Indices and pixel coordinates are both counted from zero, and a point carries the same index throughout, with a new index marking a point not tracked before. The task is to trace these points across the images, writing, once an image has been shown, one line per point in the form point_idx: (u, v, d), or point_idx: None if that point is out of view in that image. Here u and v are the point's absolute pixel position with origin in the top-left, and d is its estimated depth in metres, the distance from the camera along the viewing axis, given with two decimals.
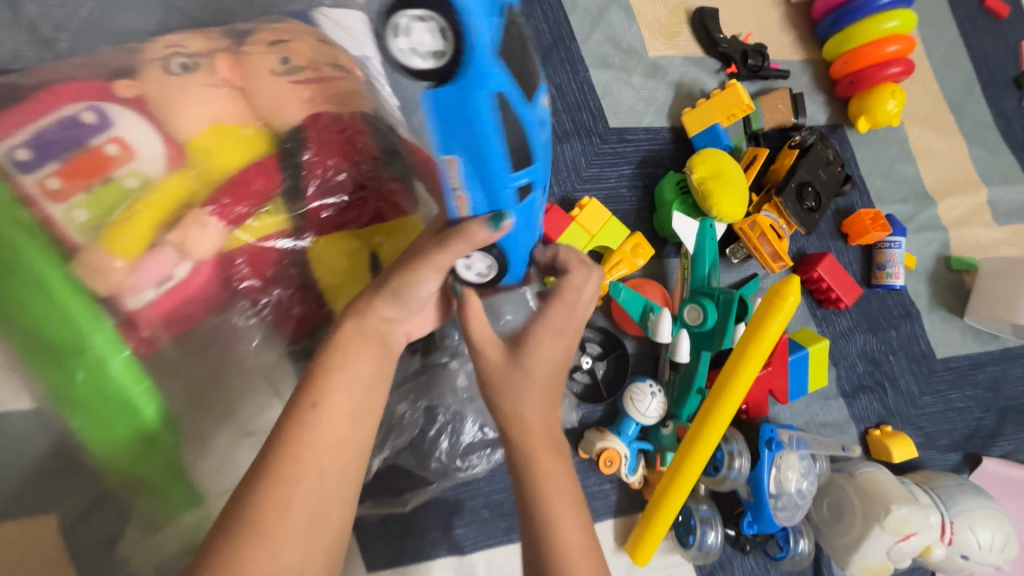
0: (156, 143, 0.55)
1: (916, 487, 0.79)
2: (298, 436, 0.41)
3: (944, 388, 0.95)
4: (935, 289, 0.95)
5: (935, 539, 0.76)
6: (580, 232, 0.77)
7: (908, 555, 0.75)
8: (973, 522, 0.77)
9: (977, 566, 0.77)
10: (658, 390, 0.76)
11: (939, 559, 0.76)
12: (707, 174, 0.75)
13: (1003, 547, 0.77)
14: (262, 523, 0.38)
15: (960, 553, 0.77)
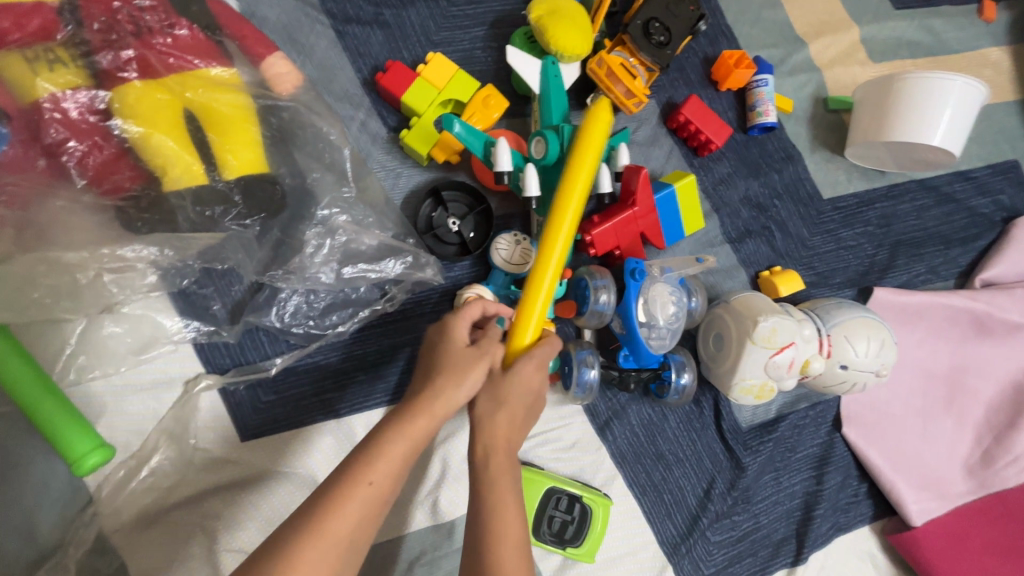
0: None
1: (793, 309, 0.80)
2: (423, 401, 0.52)
3: (835, 228, 0.95)
4: (815, 132, 0.95)
5: (810, 350, 0.76)
6: (427, 87, 0.76)
7: (786, 370, 0.76)
8: (847, 331, 0.77)
9: (856, 375, 0.78)
10: (524, 239, 0.77)
11: (818, 372, 0.77)
12: (544, 11, 0.74)
13: (879, 352, 0.78)
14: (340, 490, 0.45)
15: (838, 363, 0.77)
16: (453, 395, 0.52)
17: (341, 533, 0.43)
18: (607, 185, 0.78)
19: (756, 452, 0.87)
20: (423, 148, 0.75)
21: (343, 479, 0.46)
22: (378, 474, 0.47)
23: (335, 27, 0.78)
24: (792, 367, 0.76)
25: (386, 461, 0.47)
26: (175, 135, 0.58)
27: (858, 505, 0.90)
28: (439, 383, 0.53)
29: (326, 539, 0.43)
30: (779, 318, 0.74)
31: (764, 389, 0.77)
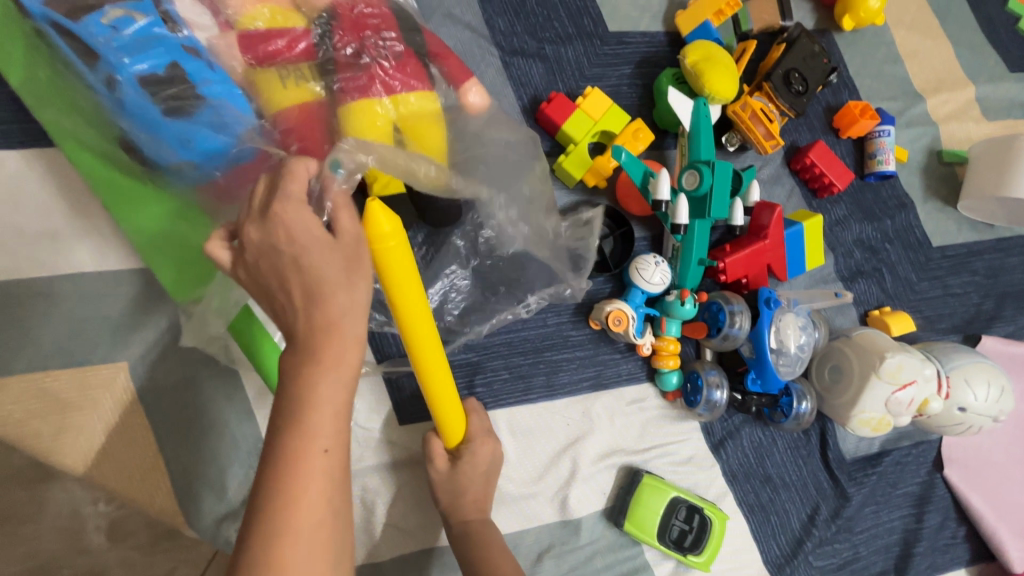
0: (201, 10, 0.61)
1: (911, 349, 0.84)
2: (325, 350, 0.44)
3: (943, 275, 0.99)
4: (927, 182, 1.00)
5: (932, 390, 0.80)
6: (584, 119, 0.83)
7: (906, 407, 0.79)
8: (967, 375, 0.81)
9: (973, 419, 0.82)
10: (663, 261, 0.83)
11: (936, 411, 0.81)
12: (699, 57, 0.82)
13: (997, 398, 0.81)
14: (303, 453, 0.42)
15: (956, 405, 0.81)
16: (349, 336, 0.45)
17: (315, 507, 0.41)
18: (740, 219, 0.85)
19: (860, 484, 0.90)
20: (577, 172, 0.83)
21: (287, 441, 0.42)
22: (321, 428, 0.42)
23: (503, 58, 0.87)
24: (912, 405, 0.80)
25: (325, 413, 0.43)
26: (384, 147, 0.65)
27: (956, 547, 0.92)
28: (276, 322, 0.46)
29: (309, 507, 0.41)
30: (904, 357, 0.79)
31: (882, 423, 0.81)
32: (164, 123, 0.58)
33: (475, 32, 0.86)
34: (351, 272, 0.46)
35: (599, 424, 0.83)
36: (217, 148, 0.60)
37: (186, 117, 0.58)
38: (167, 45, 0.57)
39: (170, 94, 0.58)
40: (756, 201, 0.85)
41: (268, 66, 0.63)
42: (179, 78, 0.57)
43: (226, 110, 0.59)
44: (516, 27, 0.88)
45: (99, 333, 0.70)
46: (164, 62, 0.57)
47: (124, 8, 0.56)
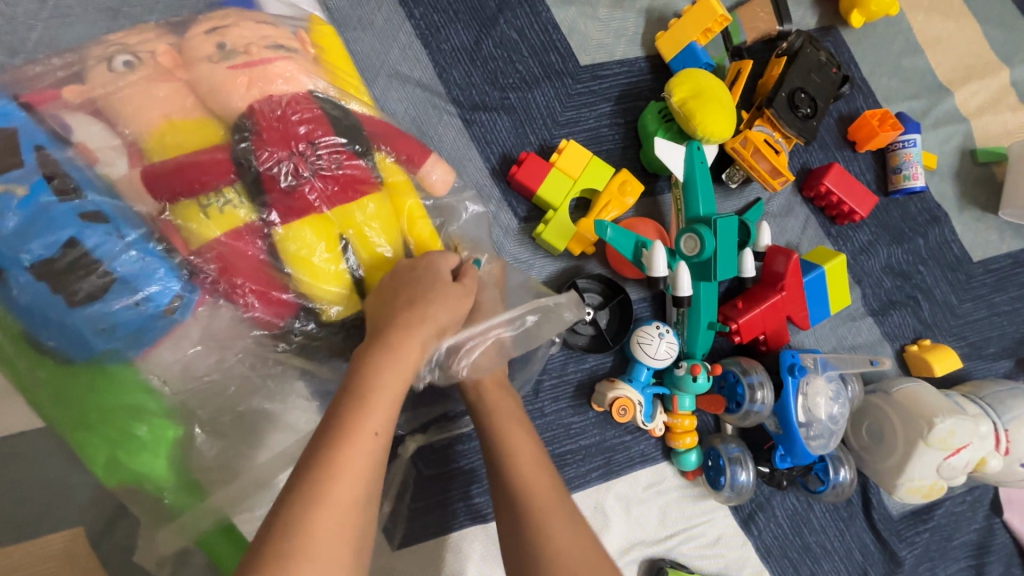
0: (114, 143, 0.53)
1: (961, 397, 0.74)
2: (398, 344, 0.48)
3: (986, 293, 0.87)
4: (963, 189, 0.88)
5: (989, 448, 0.70)
6: (562, 179, 0.73)
7: (962, 471, 0.70)
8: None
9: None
10: (667, 331, 0.73)
11: (995, 470, 0.71)
12: (687, 94, 0.70)
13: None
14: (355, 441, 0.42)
15: (1019, 461, 0.71)
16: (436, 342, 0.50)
17: (353, 495, 0.40)
18: (751, 270, 0.74)
19: (911, 543, 0.81)
20: (561, 242, 0.73)
21: (337, 442, 0.41)
22: (365, 435, 0.42)
23: (462, 116, 0.76)
24: (969, 466, 0.70)
25: (375, 415, 0.43)
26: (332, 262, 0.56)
27: None
28: (430, 311, 0.50)
29: (339, 509, 0.39)
30: (957, 418, 0.68)
31: (936, 490, 0.71)
32: (64, 315, 0.48)
33: (427, 90, 0.75)
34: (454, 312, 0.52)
35: (614, 518, 0.75)
36: (143, 325, 0.51)
37: (98, 300, 0.49)
38: (62, 216, 0.48)
39: (69, 273, 0.48)
40: (768, 246, 0.75)
41: (181, 199, 0.52)
42: (80, 255, 0.48)
43: (145, 279, 0.50)
44: (473, 76, 0.77)
45: (45, 498, 0.63)
46: (60, 240, 0.48)
47: (4, 184, 0.48)
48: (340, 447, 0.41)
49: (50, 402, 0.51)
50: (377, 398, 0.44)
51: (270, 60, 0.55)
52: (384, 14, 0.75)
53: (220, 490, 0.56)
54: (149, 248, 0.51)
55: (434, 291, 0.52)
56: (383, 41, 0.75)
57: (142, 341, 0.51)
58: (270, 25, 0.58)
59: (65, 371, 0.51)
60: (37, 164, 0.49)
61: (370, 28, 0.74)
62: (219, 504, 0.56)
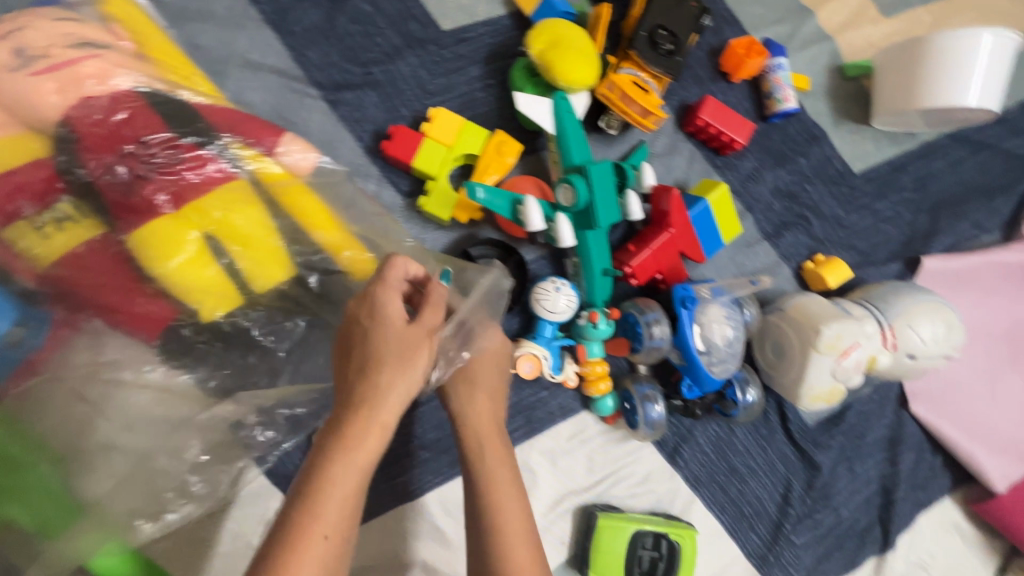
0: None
1: (849, 303, 0.78)
2: (360, 405, 0.47)
3: (869, 202, 0.91)
4: (836, 105, 0.91)
5: (876, 345, 0.74)
6: (436, 148, 0.72)
7: (855, 371, 0.73)
8: (912, 320, 0.75)
9: (928, 363, 0.76)
10: (563, 284, 0.74)
11: (885, 365, 0.75)
12: (544, 45, 0.70)
13: (947, 335, 0.75)
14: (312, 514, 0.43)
15: (906, 353, 0.75)
16: (396, 390, 0.49)
17: (318, 562, 0.42)
18: (637, 212, 0.75)
19: (827, 448, 0.85)
20: (444, 212, 0.72)
21: (296, 543, 0.42)
22: (322, 533, 0.43)
23: (327, 99, 0.74)
24: (861, 366, 0.74)
25: (340, 487, 0.44)
26: (198, 260, 0.54)
27: (937, 478, 0.89)
28: (383, 380, 0.48)
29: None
30: (841, 322, 0.72)
31: (835, 393, 0.75)
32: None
33: (285, 76, 0.73)
34: (406, 356, 0.50)
35: (541, 473, 0.77)
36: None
37: None
38: None
39: None
40: (653, 186, 0.75)
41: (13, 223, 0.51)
42: None
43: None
44: (331, 56, 0.74)
45: None
46: None
47: None
48: (292, 544, 0.42)
49: None
50: (337, 486, 0.44)
51: (76, 60, 0.53)
52: (225, 3, 0.72)
53: (101, 509, 0.52)
54: None
55: (389, 337, 0.50)
56: (228, 32, 0.72)
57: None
58: (74, 22, 0.55)
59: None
60: None
61: (213, 19, 0.71)
62: (107, 515, 0.52)
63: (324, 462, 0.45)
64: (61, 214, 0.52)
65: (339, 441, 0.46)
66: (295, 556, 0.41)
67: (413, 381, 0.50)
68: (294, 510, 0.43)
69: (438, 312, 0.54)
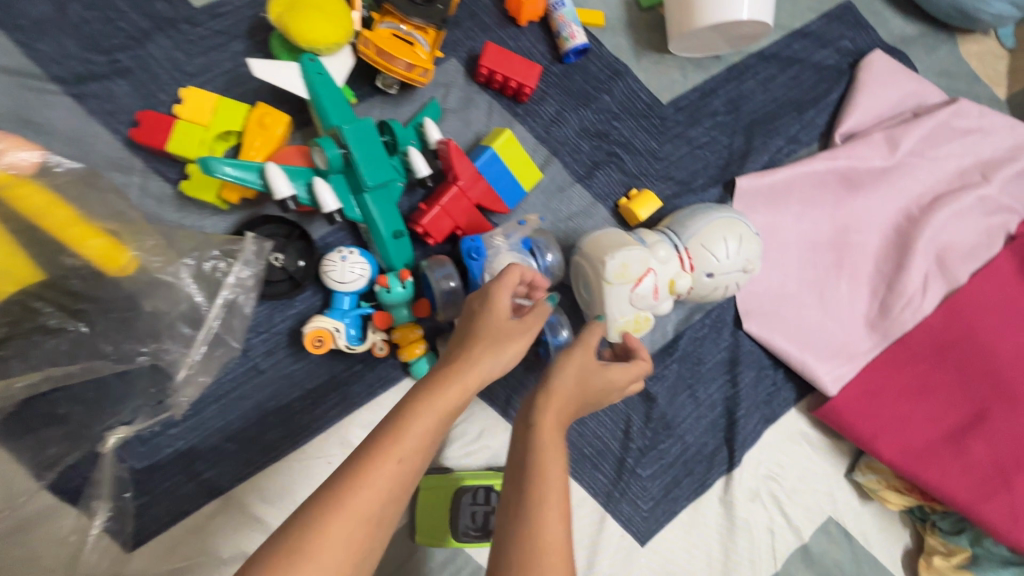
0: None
1: (649, 232, 0.78)
2: (454, 366, 0.48)
3: (684, 130, 0.91)
4: (636, 38, 0.90)
5: (671, 268, 0.74)
6: (190, 128, 0.69)
7: (655, 297, 0.73)
8: (705, 239, 0.75)
9: (728, 280, 0.76)
10: (352, 253, 0.71)
11: (687, 287, 0.75)
12: (281, 8, 0.67)
13: (742, 249, 0.75)
14: (417, 439, 0.43)
15: (705, 273, 0.75)
16: (483, 365, 0.49)
17: (364, 512, 0.39)
18: (423, 167, 0.72)
19: (661, 378, 0.86)
20: (210, 194, 0.70)
21: (354, 476, 0.40)
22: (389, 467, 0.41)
23: (71, 93, 0.70)
24: (660, 291, 0.74)
25: (413, 439, 0.43)
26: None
27: (779, 392, 0.91)
28: (475, 354, 0.50)
29: (352, 518, 0.39)
30: (627, 250, 0.71)
31: (643, 322, 0.75)
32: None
33: (18, 75, 0.69)
34: (495, 345, 0.51)
35: None
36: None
37: None
38: None
39: None
40: (436, 140, 0.73)
41: None
42: None
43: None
44: (70, 48, 0.70)
45: None
46: None
47: None
48: (367, 470, 0.40)
49: None
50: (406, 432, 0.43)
51: None
52: None
53: None
54: None
55: (489, 322, 0.53)
56: None
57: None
58: None
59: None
60: None
61: None
62: None
63: (385, 418, 0.44)
64: None
65: (409, 399, 0.45)
66: (341, 497, 0.39)
67: (493, 364, 0.50)
68: (363, 447, 0.42)
69: (540, 317, 0.56)
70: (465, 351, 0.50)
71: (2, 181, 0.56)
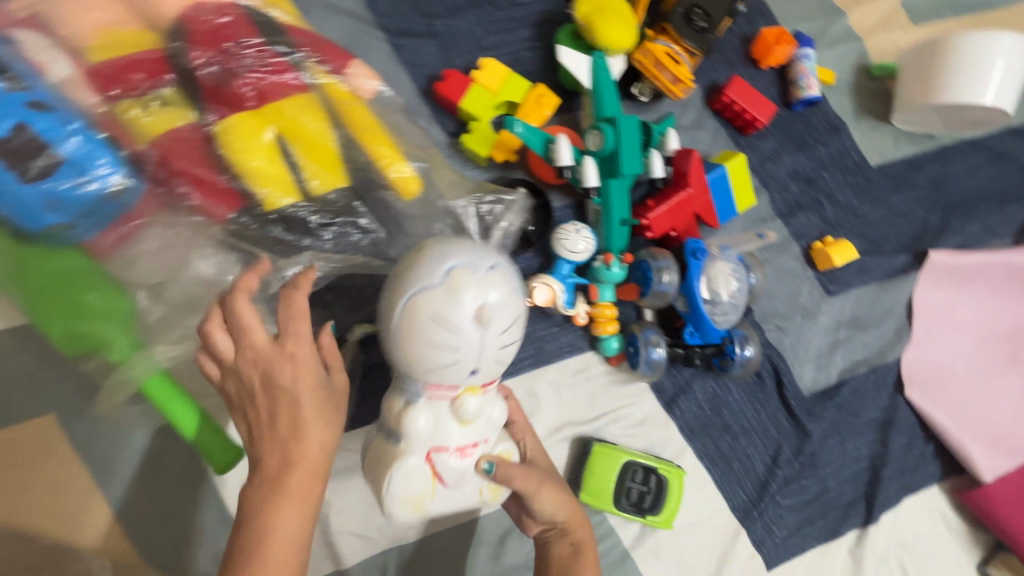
0: (48, 45, 0.58)
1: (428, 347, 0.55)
2: (302, 420, 0.50)
3: (885, 194, 0.96)
4: (859, 101, 0.96)
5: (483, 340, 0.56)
6: (483, 91, 0.80)
7: (461, 455, 0.60)
8: (468, 325, 0.55)
9: (490, 357, 0.57)
10: (584, 228, 0.80)
11: (478, 396, 0.60)
12: (589, 9, 0.78)
13: (477, 299, 0.56)
14: (294, 482, 0.48)
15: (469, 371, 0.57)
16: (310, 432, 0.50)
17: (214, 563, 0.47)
18: (659, 171, 0.81)
19: (819, 417, 0.90)
20: (484, 150, 0.80)
21: (269, 494, 0.48)
22: (300, 475, 0.49)
23: (391, 42, 0.83)
24: (459, 444, 0.60)
25: (297, 478, 0.49)
26: (262, 157, 0.64)
27: (925, 465, 0.92)
28: (295, 436, 0.50)
29: (291, 526, 0.47)
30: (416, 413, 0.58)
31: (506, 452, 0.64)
32: (14, 185, 0.54)
33: (357, 19, 0.82)
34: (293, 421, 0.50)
35: (544, 400, 0.83)
36: (85, 205, 0.57)
37: (39, 177, 0.54)
38: (20, 95, 0.54)
39: (20, 155, 0.54)
40: (676, 150, 0.81)
41: (124, 101, 0.60)
42: (31, 136, 0.54)
43: (89, 163, 0.56)
44: (400, 6, 0.84)
45: (20, 392, 0.70)
46: (7, 124, 0.53)
47: None
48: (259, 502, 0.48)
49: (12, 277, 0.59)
50: (318, 415, 0.51)
51: None
52: None
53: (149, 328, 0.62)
54: (92, 135, 0.58)
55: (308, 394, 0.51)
56: None
57: (86, 224, 0.58)
58: None
59: (21, 249, 0.58)
60: None
61: None
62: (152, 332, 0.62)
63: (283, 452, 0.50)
64: (171, 101, 0.62)
65: (298, 439, 0.50)
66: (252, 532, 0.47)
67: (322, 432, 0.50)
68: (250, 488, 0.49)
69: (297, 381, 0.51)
70: (302, 412, 0.50)
71: (348, 100, 0.69)
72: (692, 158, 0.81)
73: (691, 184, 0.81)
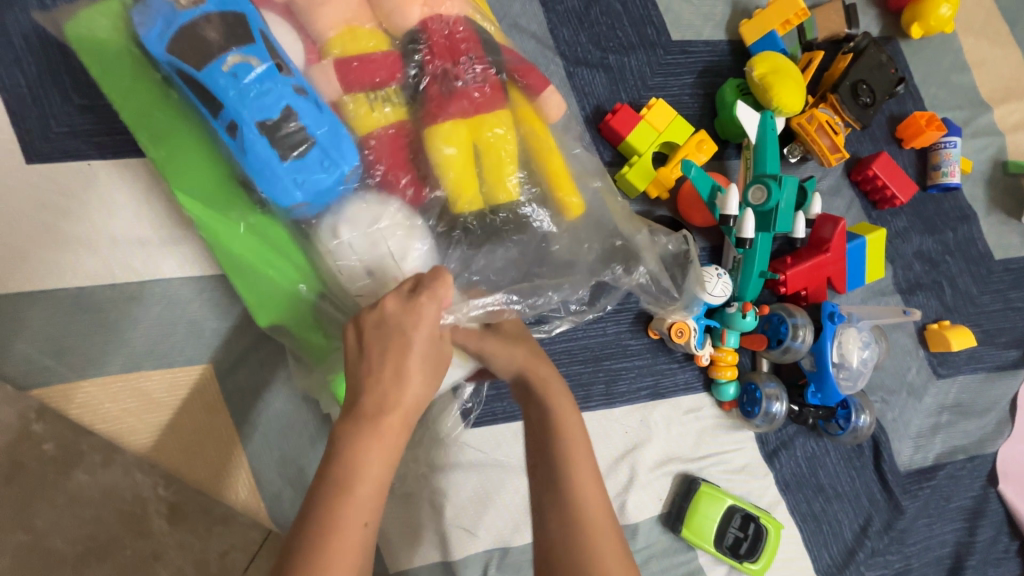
0: (297, 41, 0.65)
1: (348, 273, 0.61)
2: (388, 415, 0.47)
3: (1004, 289, 0.98)
4: (992, 194, 0.99)
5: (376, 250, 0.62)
6: (649, 130, 0.84)
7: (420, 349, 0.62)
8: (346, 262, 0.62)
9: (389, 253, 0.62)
10: (724, 273, 0.83)
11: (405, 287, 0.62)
12: (767, 70, 0.82)
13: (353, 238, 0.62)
14: (372, 479, 0.45)
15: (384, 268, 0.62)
16: (389, 430, 0.46)
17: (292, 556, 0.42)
18: (801, 232, 0.84)
19: (913, 496, 0.91)
20: (641, 184, 0.84)
21: (334, 500, 0.43)
22: (369, 484, 0.44)
23: (566, 68, 0.87)
24: None
25: (371, 484, 0.45)
26: (463, 163, 0.66)
27: (1008, 561, 0.92)
28: (373, 438, 0.46)
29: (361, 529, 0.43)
30: None
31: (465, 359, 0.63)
32: (277, 165, 0.60)
33: (541, 42, 0.87)
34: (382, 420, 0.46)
35: (656, 431, 0.85)
36: (325, 188, 0.62)
37: (294, 159, 0.60)
38: (288, 83, 0.60)
39: (282, 139, 0.60)
40: (819, 214, 0.85)
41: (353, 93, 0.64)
42: (293, 121, 0.60)
43: (335, 151, 0.61)
44: (579, 36, 0.89)
45: (185, 337, 0.74)
46: (279, 106, 0.59)
47: (243, 55, 0.58)
48: (334, 502, 0.43)
49: (244, 244, 0.66)
50: (395, 429, 0.46)
51: None
52: None
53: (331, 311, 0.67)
54: (337, 126, 0.63)
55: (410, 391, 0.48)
56: None
57: (321, 203, 0.62)
58: None
59: (263, 222, 0.65)
60: (264, 42, 0.60)
61: None
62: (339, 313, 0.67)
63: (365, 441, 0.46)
64: (393, 99, 0.66)
65: (376, 435, 0.46)
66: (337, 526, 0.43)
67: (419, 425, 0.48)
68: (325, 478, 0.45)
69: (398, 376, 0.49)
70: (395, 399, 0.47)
71: (534, 124, 0.72)
72: (840, 226, 0.83)
73: (834, 249, 0.85)
